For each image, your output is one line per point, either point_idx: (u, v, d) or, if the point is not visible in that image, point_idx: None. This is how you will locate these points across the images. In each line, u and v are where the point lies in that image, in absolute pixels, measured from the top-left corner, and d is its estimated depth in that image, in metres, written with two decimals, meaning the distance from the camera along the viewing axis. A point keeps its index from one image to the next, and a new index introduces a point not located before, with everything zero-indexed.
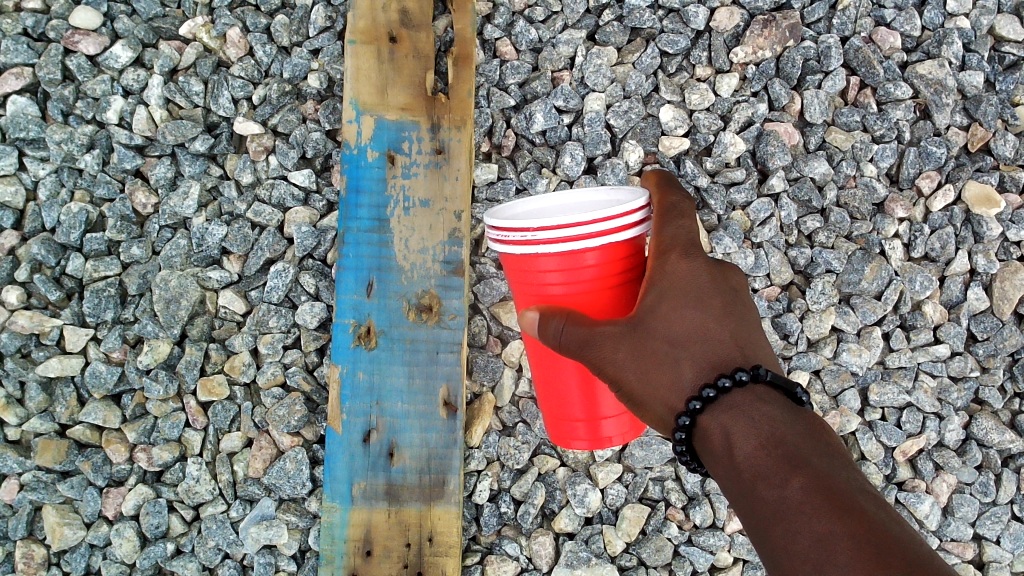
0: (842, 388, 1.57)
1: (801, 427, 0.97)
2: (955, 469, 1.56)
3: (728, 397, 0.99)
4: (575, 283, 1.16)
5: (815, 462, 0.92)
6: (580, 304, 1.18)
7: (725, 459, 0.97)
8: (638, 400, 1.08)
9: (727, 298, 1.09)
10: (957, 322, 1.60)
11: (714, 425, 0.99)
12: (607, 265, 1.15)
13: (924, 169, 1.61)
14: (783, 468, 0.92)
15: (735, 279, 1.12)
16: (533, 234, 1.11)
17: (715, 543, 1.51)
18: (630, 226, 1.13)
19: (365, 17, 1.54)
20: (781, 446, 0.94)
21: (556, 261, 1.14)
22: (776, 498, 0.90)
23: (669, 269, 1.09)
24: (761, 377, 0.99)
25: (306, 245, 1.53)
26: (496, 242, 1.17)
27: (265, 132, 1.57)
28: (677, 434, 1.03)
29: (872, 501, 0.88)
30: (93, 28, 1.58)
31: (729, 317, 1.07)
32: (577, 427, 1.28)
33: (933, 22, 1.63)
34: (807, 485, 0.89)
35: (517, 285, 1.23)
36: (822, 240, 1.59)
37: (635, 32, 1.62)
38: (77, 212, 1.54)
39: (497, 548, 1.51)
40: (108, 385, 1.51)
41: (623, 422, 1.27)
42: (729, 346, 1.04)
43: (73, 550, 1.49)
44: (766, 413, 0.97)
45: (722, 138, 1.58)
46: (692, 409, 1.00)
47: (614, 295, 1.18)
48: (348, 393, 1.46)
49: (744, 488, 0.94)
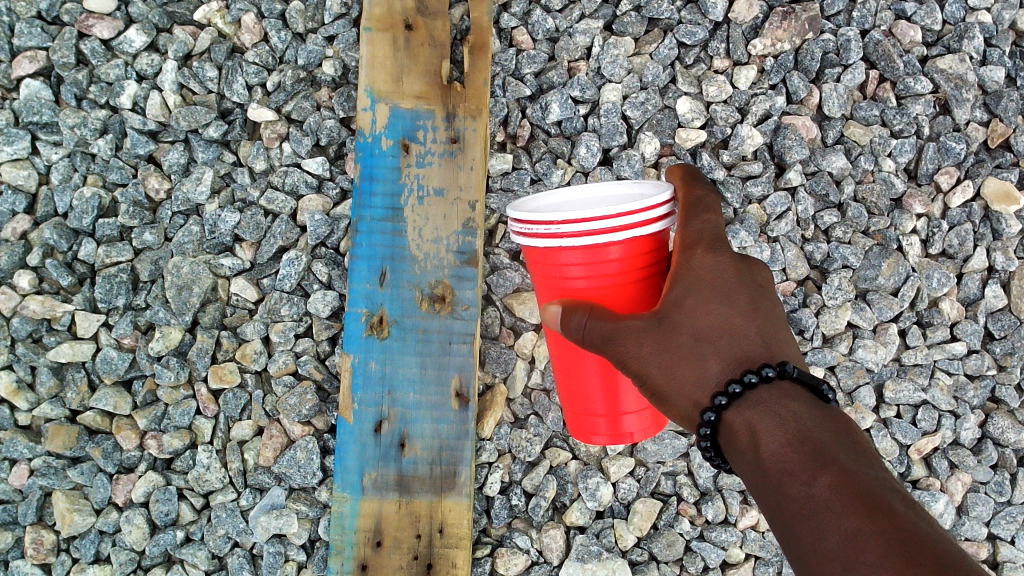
0: (857, 384, 1.56)
1: (828, 424, 0.96)
2: (970, 468, 1.56)
3: (754, 393, 0.99)
4: (598, 277, 1.15)
5: (842, 459, 0.91)
6: (603, 297, 1.17)
7: (750, 455, 0.97)
8: (662, 396, 1.07)
9: (753, 295, 1.08)
10: (974, 320, 1.58)
11: (740, 421, 0.99)
12: (630, 259, 1.14)
13: (944, 165, 1.59)
14: (810, 465, 0.91)
15: (761, 275, 1.12)
16: (556, 227, 1.10)
17: (727, 538, 1.51)
18: (654, 221, 1.12)
19: (381, 4, 1.52)
20: (808, 443, 0.94)
21: (579, 254, 1.13)
22: (801, 494, 0.90)
23: (695, 264, 1.09)
24: (787, 374, 0.99)
25: (318, 234, 1.52)
26: (520, 234, 1.17)
27: (280, 118, 1.55)
28: (702, 429, 1.03)
29: (899, 500, 0.87)
30: (107, 12, 1.57)
31: (755, 314, 1.07)
32: (598, 422, 1.27)
33: (954, 17, 1.61)
34: (833, 483, 0.88)
35: (539, 278, 1.23)
36: (839, 234, 1.57)
37: (653, 23, 1.60)
38: (89, 197, 1.53)
39: (507, 541, 1.50)
40: (119, 372, 1.50)
41: (645, 417, 1.26)
42: (755, 342, 1.04)
43: (82, 537, 1.48)
44: (792, 410, 0.97)
45: (740, 131, 1.56)
46: (717, 404, 1.00)
47: (637, 289, 1.17)
48: (360, 382, 1.45)
49: (768, 484, 0.94)
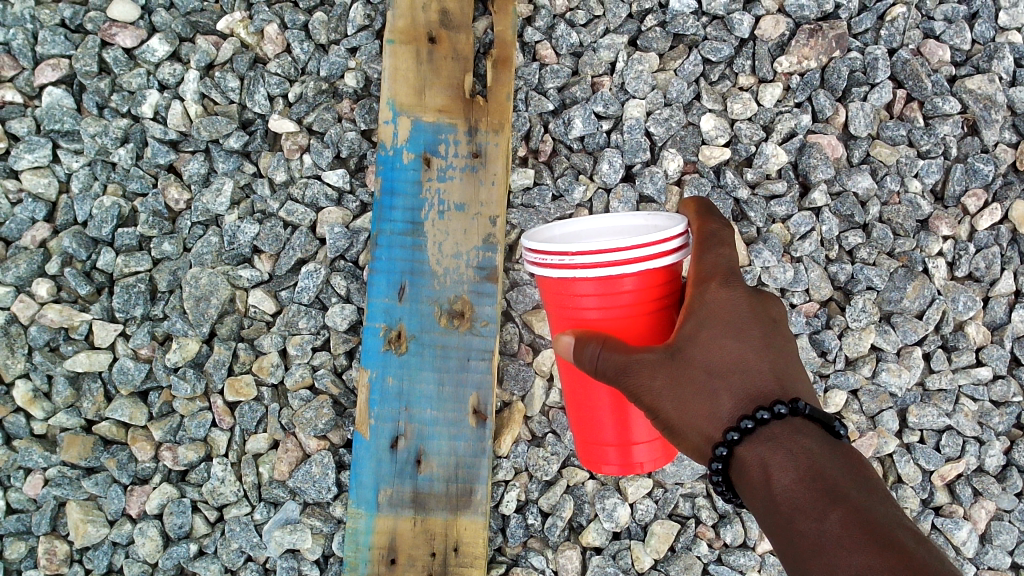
0: (880, 409, 1.54)
1: (840, 460, 0.96)
2: (994, 495, 1.54)
3: (766, 429, 0.98)
4: (611, 308, 1.13)
5: (852, 496, 0.91)
6: (616, 328, 1.15)
7: (762, 491, 0.96)
8: (674, 428, 1.07)
9: (767, 330, 1.08)
10: (1000, 345, 1.56)
11: (752, 456, 0.98)
12: (644, 290, 1.13)
13: (971, 187, 1.57)
14: (822, 501, 0.91)
15: (774, 310, 1.11)
16: (570, 258, 1.08)
17: (745, 562, 1.49)
18: (669, 253, 1.10)
19: (405, 17, 1.51)
20: (820, 479, 0.93)
21: (593, 285, 1.11)
22: (814, 531, 0.90)
23: (708, 298, 1.08)
24: (799, 411, 0.98)
25: (338, 246, 1.51)
26: (533, 264, 1.15)
27: (301, 130, 1.55)
28: (714, 464, 1.02)
29: (911, 537, 0.87)
30: (130, 21, 1.56)
31: (768, 349, 1.06)
32: (609, 452, 1.25)
33: (984, 36, 1.59)
34: (845, 519, 0.88)
35: (553, 307, 1.22)
36: (864, 256, 1.55)
37: (678, 39, 1.58)
38: (109, 207, 1.52)
39: (523, 560, 1.49)
40: (136, 382, 1.50)
41: (655, 448, 1.25)
42: (769, 378, 1.03)
43: (95, 548, 1.48)
44: (804, 446, 0.96)
45: (764, 149, 1.54)
46: (729, 439, 0.99)
47: (651, 320, 1.16)
48: (377, 398, 1.44)
49: (780, 520, 0.94)
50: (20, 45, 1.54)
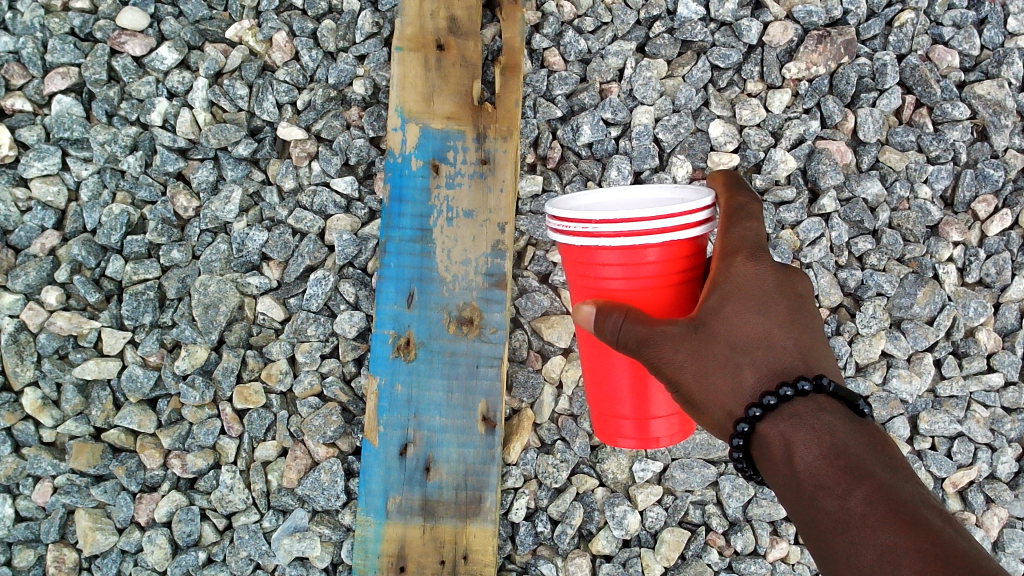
0: (890, 415, 1.53)
1: (864, 438, 0.95)
2: (1007, 503, 1.53)
3: (789, 405, 0.98)
4: (634, 279, 1.13)
5: (877, 472, 0.90)
6: (638, 300, 1.15)
7: (784, 468, 0.96)
8: (695, 403, 1.07)
9: (793, 305, 1.06)
10: (1011, 351, 1.56)
11: (774, 433, 0.98)
12: (668, 263, 1.12)
13: (981, 193, 1.56)
14: (845, 478, 0.90)
15: (801, 285, 1.10)
16: (594, 227, 1.08)
17: (756, 570, 1.48)
18: (695, 225, 1.09)
19: (413, 24, 1.51)
20: (843, 456, 0.92)
21: (617, 254, 1.11)
22: (838, 508, 0.89)
23: (734, 272, 1.07)
24: (823, 388, 0.97)
25: (346, 253, 1.50)
26: (557, 232, 1.14)
27: (309, 137, 1.55)
28: (735, 440, 1.02)
29: (937, 514, 0.85)
30: (140, 29, 1.57)
31: (794, 325, 1.05)
32: (624, 425, 1.25)
33: (994, 41, 1.58)
34: (869, 496, 0.87)
35: (574, 276, 1.21)
36: (873, 262, 1.54)
37: (686, 45, 1.58)
38: (118, 214, 1.52)
39: (532, 568, 1.49)
40: (144, 390, 1.50)
41: (673, 423, 1.24)
42: (792, 354, 1.03)
43: (104, 556, 1.48)
44: (828, 423, 0.96)
45: (773, 155, 1.54)
46: (751, 415, 0.99)
47: (673, 293, 1.16)
48: (386, 405, 1.44)
49: (804, 497, 0.93)
50: (29, 53, 1.54)
